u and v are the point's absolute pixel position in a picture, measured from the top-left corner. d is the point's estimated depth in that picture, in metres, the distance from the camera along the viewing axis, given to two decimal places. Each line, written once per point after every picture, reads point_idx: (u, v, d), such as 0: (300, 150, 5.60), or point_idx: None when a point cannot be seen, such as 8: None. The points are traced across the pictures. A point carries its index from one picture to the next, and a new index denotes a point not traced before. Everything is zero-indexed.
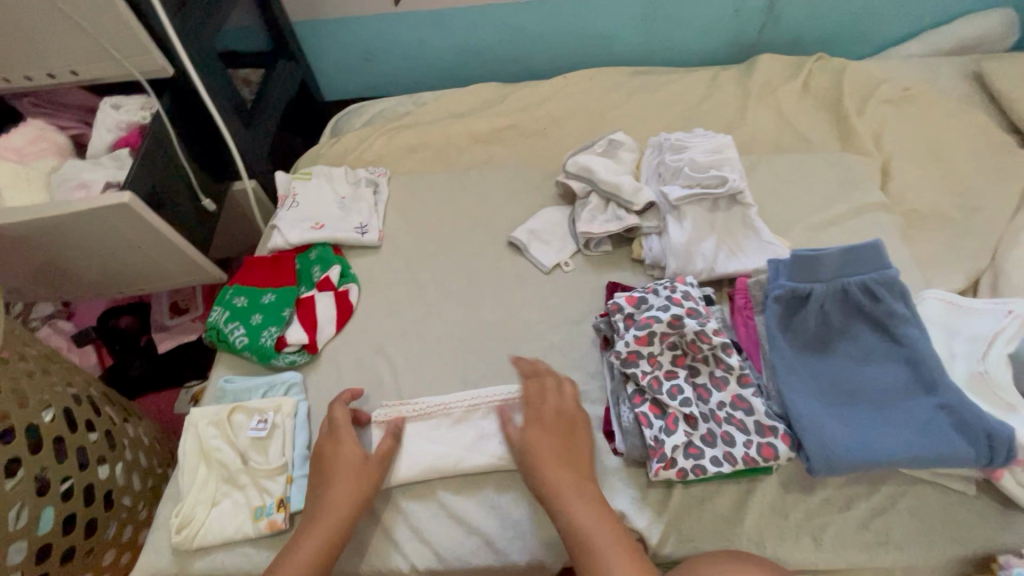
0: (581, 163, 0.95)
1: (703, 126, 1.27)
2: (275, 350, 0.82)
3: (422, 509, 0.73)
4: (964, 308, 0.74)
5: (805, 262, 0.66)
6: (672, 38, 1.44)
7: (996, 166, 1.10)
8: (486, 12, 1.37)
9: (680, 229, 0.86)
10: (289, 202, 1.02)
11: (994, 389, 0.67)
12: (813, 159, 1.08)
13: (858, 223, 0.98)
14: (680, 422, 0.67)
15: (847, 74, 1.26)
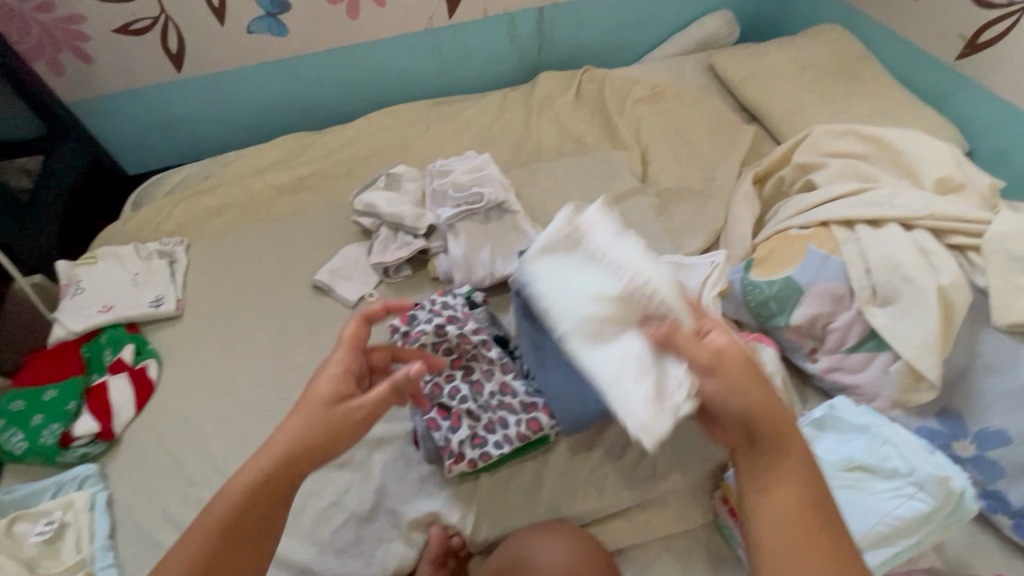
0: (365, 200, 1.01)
1: (497, 144, 1.40)
2: (61, 447, 0.78)
3: None
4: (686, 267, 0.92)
5: (534, 257, 0.78)
6: (462, 69, 1.57)
7: (727, 140, 1.34)
8: (276, 67, 1.41)
9: (458, 244, 0.95)
10: (72, 290, 0.98)
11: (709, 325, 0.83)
12: (582, 160, 1.24)
13: (621, 208, 1.14)
14: (463, 418, 0.74)
15: (607, 82, 1.46)
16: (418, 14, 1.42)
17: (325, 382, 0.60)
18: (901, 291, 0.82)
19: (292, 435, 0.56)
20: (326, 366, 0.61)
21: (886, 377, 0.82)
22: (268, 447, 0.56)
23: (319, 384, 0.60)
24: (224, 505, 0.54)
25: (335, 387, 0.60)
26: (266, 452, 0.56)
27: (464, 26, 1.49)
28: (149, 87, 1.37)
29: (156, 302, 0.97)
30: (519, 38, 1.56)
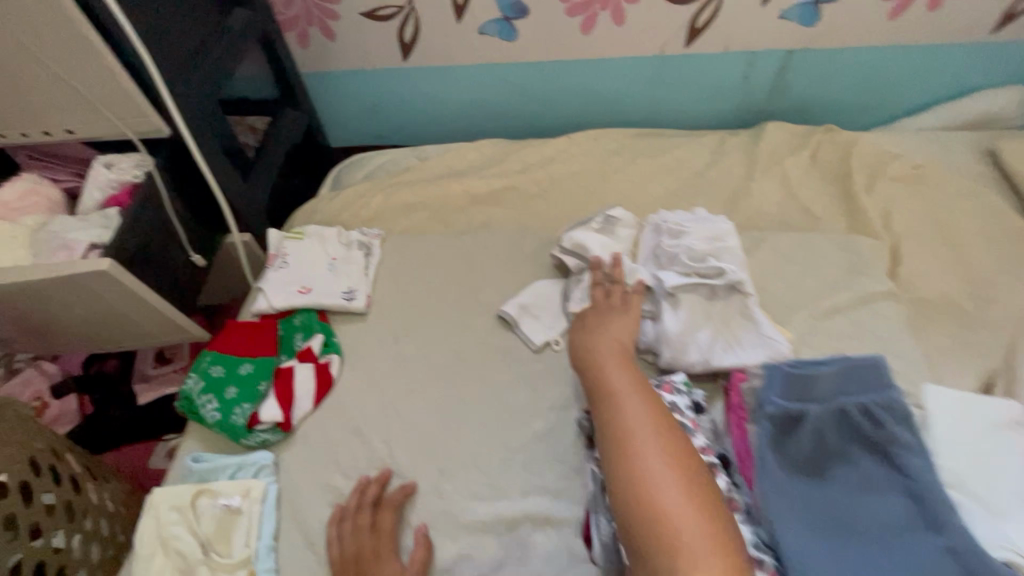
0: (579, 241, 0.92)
1: (708, 195, 1.24)
2: (247, 428, 0.79)
3: None
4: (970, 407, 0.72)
5: (799, 381, 0.64)
6: (679, 102, 1.43)
7: (1010, 253, 1.06)
8: (493, 70, 1.38)
9: (674, 318, 0.82)
10: (278, 262, 1.00)
11: None
12: (818, 239, 1.05)
13: (864, 312, 0.94)
14: None
15: (856, 149, 1.23)
16: (652, 38, 1.30)
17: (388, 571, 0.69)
18: None
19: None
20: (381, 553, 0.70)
21: None
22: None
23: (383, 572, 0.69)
24: None
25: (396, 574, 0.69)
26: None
27: (697, 57, 1.34)
28: (374, 71, 1.41)
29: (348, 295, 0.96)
30: (754, 79, 1.38)
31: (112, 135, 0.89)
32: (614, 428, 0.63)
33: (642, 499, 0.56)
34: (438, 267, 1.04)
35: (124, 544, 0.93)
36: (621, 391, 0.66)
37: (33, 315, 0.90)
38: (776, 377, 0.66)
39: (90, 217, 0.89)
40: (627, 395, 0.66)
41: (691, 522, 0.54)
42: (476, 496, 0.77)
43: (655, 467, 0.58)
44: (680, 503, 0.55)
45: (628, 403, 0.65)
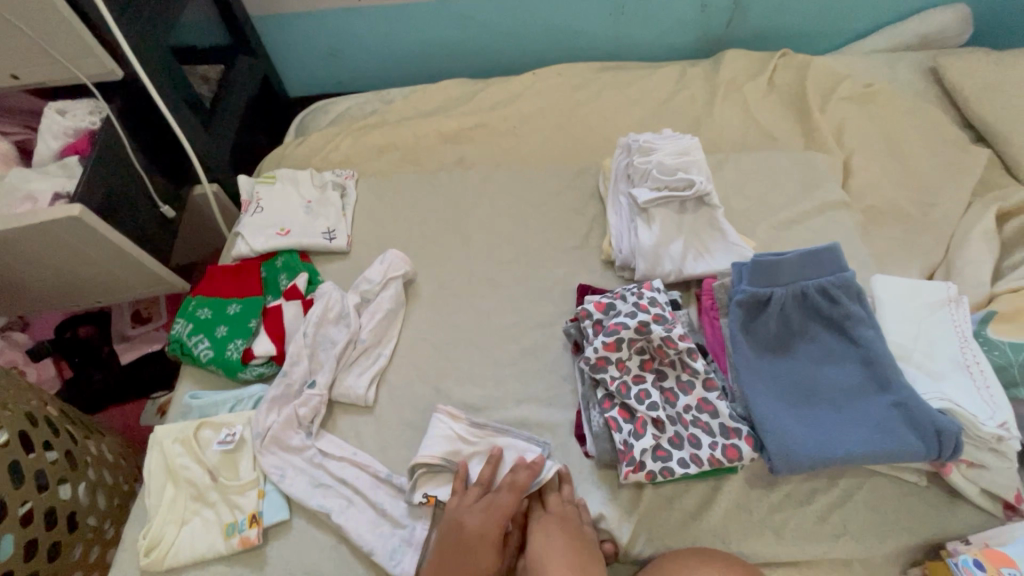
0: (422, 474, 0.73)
1: (671, 124, 1.27)
2: (241, 363, 0.80)
3: (345, 552, 0.70)
4: (915, 289, 0.78)
5: (767, 268, 0.69)
6: (640, 35, 1.43)
7: (950, 160, 1.14)
8: (452, 7, 1.34)
9: (648, 232, 0.87)
10: (253, 207, 0.99)
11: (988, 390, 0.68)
12: (777, 157, 1.10)
13: (820, 221, 1.01)
14: (648, 425, 0.68)
15: (811, 72, 1.27)
16: None
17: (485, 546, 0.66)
18: None
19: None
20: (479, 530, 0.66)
21: None
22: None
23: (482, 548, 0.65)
24: None
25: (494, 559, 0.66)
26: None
27: None
28: (326, 13, 1.35)
29: (336, 307, 0.85)
30: (712, 9, 1.38)
31: (59, 77, 0.85)
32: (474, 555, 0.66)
33: None
34: (382, 287, 0.88)
35: (127, 492, 0.96)
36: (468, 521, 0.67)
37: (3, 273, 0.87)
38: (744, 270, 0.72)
39: (49, 168, 0.87)
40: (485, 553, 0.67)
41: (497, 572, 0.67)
42: (471, 407, 0.81)
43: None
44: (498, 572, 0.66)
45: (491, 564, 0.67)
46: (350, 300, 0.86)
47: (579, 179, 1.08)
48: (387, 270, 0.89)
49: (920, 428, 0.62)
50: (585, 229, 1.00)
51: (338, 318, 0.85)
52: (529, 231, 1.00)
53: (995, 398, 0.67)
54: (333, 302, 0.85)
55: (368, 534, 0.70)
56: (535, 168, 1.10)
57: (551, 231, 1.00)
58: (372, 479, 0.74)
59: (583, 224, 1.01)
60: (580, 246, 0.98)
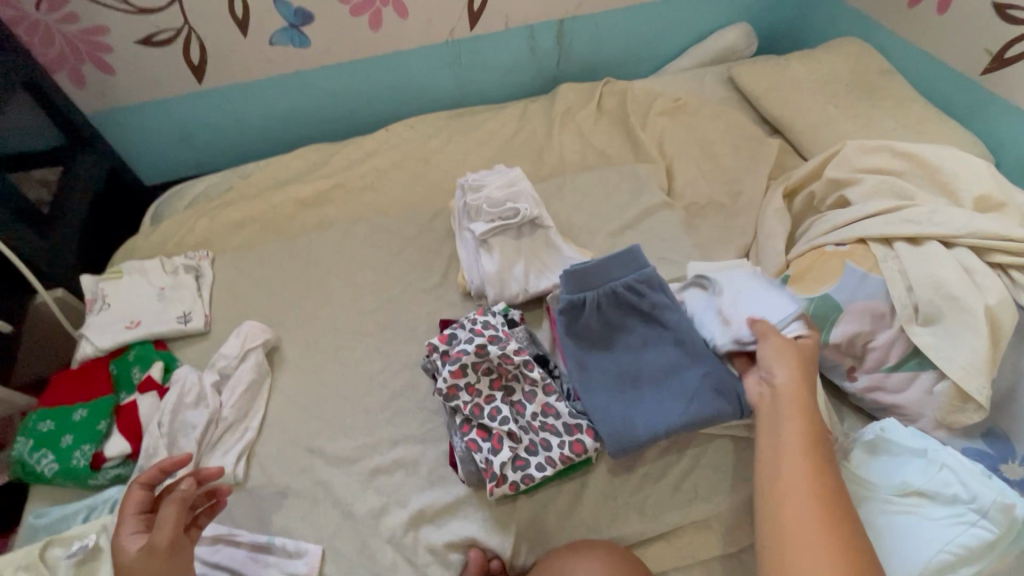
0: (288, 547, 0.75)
1: (518, 157, 1.38)
2: (92, 468, 0.77)
3: None
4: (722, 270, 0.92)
5: (579, 276, 0.78)
6: (481, 82, 1.56)
7: (752, 152, 1.33)
8: (295, 79, 1.40)
9: (491, 261, 0.94)
10: (98, 305, 0.96)
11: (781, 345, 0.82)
12: (607, 173, 1.23)
13: (648, 223, 1.13)
14: (504, 440, 0.73)
15: (629, 95, 1.44)
16: (437, 26, 1.40)
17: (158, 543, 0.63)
18: (945, 310, 0.82)
19: None
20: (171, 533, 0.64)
21: (930, 398, 0.82)
22: (801, 461, 0.59)
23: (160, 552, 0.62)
24: None
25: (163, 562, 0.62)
26: (808, 471, 0.58)
27: (484, 39, 1.46)
28: (167, 100, 1.36)
29: (193, 390, 0.84)
30: (538, 51, 1.53)
31: None
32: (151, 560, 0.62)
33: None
34: (241, 360, 0.89)
35: None
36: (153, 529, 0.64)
37: None
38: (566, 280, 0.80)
39: None
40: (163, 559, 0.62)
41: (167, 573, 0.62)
42: (346, 459, 0.83)
43: None
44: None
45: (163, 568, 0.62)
46: (207, 380, 0.86)
47: (433, 222, 1.14)
48: (244, 342, 0.90)
49: (724, 392, 0.72)
50: (443, 267, 1.06)
51: (195, 398, 0.84)
52: (391, 278, 1.05)
53: None
54: (190, 384, 0.85)
55: None
56: (391, 218, 1.15)
57: (412, 274, 1.05)
58: (251, 555, 0.75)
59: (440, 263, 1.07)
60: (439, 284, 1.03)
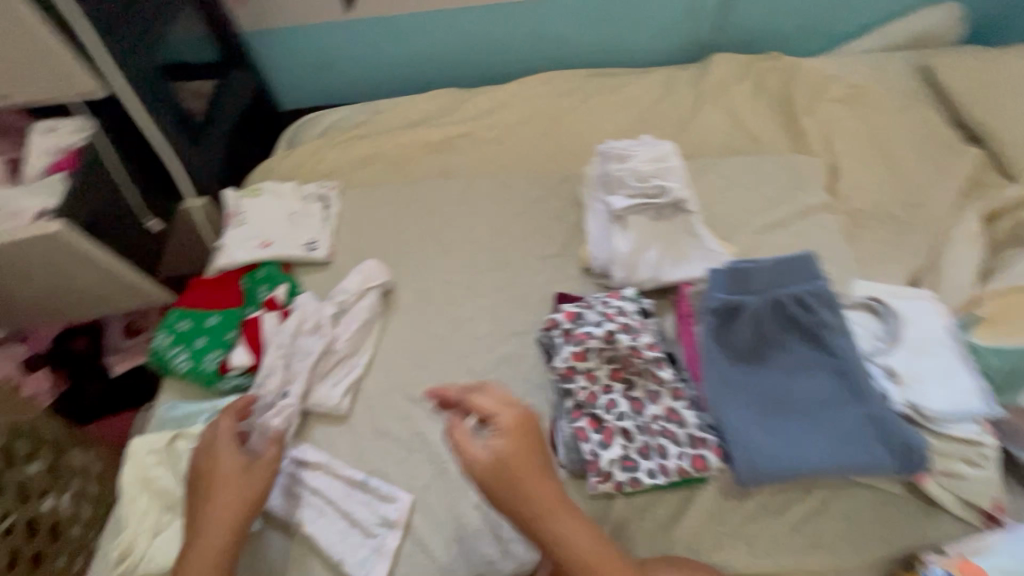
0: (383, 490, 0.75)
1: (657, 129, 1.26)
2: (218, 374, 0.82)
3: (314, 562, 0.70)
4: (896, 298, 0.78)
5: (740, 275, 0.69)
6: (627, 42, 1.43)
7: (941, 160, 1.12)
8: (438, 17, 1.36)
9: (625, 239, 0.86)
10: (237, 219, 1.01)
11: (960, 396, 0.70)
12: (760, 160, 1.09)
13: (803, 225, 0.99)
14: (617, 435, 0.68)
15: (797, 75, 1.26)
16: None
17: (228, 465, 0.68)
18: None
19: (227, 513, 0.65)
20: (224, 477, 0.67)
21: None
22: None
23: (222, 486, 0.67)
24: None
25: (239, 491, 0.67)
26: None
27: None
28: (315, 26, 1.37)
29: (311, 319, 0.85)
30: (697, 13, 1.37)
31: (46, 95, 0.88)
32: (209, 487, 0.67)
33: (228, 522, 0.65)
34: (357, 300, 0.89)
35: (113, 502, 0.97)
36: (216, 463, 0.68)
37: None
38: (720, 277, 0.71)
39: (35, 185, 0.88)
40: (233, 491, 0.67)
41: (231, 499, 0.66)
42: (445, 416, 0.81)
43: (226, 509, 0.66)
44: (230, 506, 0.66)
45: (230, 498, 0.66)
46: (326, 311, 0.86)
47: (560, 186, 1.07)
48: (363, 281, 0.90)
49: (889, 442, 0.62)
50: (564, 236, 1.00)
51: (315, 327, 0.85)
52: (509, 239, 1.00)
53: (966, 408, 0.69)
54: (312, 311, 0.86)
55: (338, 543, 0.72)
56: (516, 176, 1.10)
57: (531, 239, 1.00)
58: (347, 489, 0.76)
59: (562, 232, 1.01)
60: (558, 254, 0.98)
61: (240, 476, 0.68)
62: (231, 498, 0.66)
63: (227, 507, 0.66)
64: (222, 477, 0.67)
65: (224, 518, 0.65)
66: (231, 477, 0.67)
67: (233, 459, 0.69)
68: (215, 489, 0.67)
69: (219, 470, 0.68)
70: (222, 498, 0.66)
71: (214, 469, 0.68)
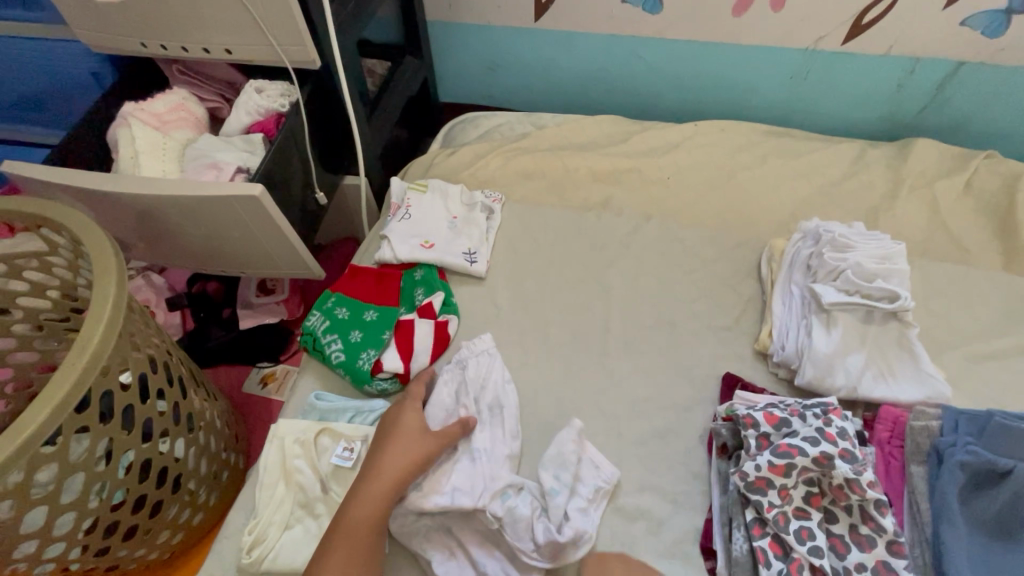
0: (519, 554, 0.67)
1: (842, 209, 1.15)
2: (370, 374, 0.80)
3: None
4: None
5: (1010, 437, 0.62)
6: (819, 104, 1.31)
7: None
8: (626, 42, 1.30)
9: (827, 338, 0.77)
10: (402, 212, 0.99)
11: None
12: (974, 274, 0.96)
13: (1021, 363, 0.86)
14: (805, 571, 0.60)
15: (1023, 183, 1.11)
16: (809, 29, 1.18)
17: (410, 420, 0.72)
18: None
19: (394, 469, 0.67)
20: (402, 434, 0.70)
21: None
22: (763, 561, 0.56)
23: (399, 441, 0.70)
24: (358, 518, 0.64)
25: (411, 451, 0.69)
26: None
27: (855, 58, 1.21)
28: (498, 28, 1.34)
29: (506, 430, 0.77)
30: (909, 91, 1.24)
31: (266, 58, 0.89)
32: (384, 437, 0.71)
33: (393, 478, 0.67)
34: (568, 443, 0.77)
35: (225, 461, 0.96)
36: (398, 419, 0.72)
37: (171, 229, 0.90)
38: (983, 430, 0.64)
39: (234, 139, 0.91)
40: (404, 450, 0.69)
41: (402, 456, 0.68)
42: None
43: (394, 462, 0.67)
44: (398, 462, 0.68)
45: (401, 456, 0.68)
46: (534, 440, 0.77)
47: (737, 250, 0.98)
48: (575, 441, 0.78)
49: None
50: (738, 309, 0.91)
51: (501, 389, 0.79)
52: (675, 298, 0.93)
53: None
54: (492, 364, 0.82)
55: None
56: (689, 229, 1.02)
57: (700, 303, 0.92)
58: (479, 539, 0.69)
59: (735, 303, 0.92)
60: (730, 327, 0.89)
61: (415, 438, 0.70)
62: (401, 453, 0.68)
63: (396, 465, 0.67)
64: (401, 433, 0.71)
65: (392, 473, 0.67)
66: (411, 433, 0.70)
67: (411, 418, 0.72)
68: (391, 442, 0.69)
69: (399, 425, 0.71)
70: (393, 450, 0.69)
71: (395, 424, 0.72)
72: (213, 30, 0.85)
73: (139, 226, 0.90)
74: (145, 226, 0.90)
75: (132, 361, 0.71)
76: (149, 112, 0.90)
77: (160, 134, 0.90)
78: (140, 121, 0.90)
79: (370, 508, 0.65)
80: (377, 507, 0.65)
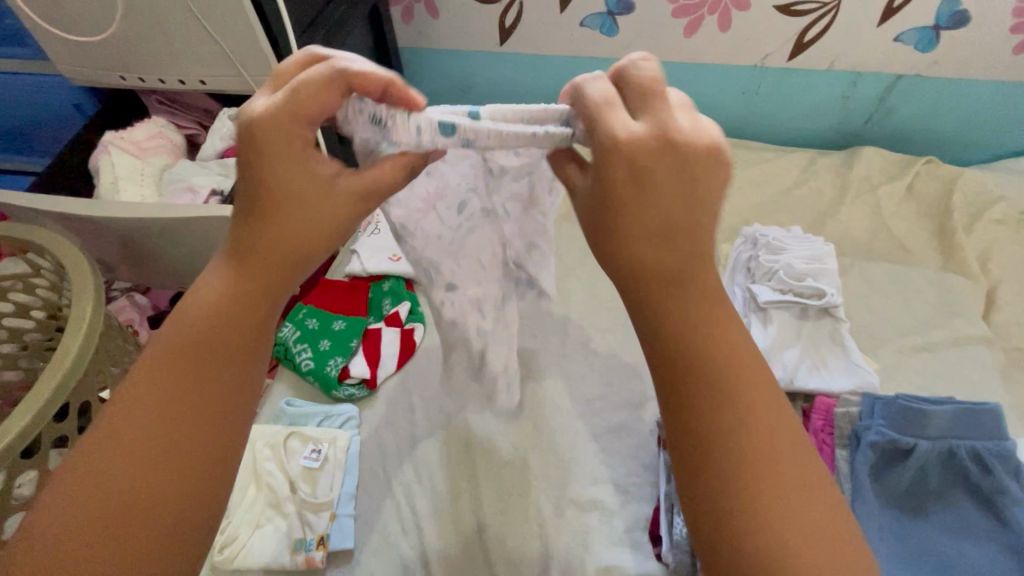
0: None
1: (793, 216, 1.21)
2: (338, 380, 0.85)
3: None
4: None
5: (913, 416, 0.68)
6: (771, 116, 1.39)
7: None
8: (587, 63, 1.37)
9: (764, 334, 0.82)
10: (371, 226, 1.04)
11: None
12: (910, 273, 1.02)
13: (953, 354, 0.92)
14: None
15: (959, 186, 1.18)
16: (756, 47, 1.26)
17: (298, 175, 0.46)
18: None
19: (276, 236, 0.46)
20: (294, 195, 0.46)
21: None
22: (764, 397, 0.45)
23: (289, 199, 0.46)
24: (205, 305, 0.46)
25: (310, 214, 0.46)
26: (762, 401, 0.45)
27: (800, 72, 1.29)
28: (466, 51, 1.41)
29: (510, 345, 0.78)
30: (854, 102, 1.31)
31: (237, 87, 0.94)
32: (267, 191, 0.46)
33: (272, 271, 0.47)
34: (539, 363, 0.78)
35: None
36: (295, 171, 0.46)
37: (150, 251, 0.95)
38: (888, 409, 0.70)
39: (209, 164, 0.96)
40: (298, 219, 0.46)
41: (287, 239, 0.46)
42: (546, 473, 0.79)
43: (289, 241, 0.46)
44: (283, 238, 0.46)
45: (290, 228, 0.46)
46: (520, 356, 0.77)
47: None
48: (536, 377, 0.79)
49: None
50: None
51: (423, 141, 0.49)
52: None
53: None
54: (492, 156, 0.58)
55: None
56: None
57: None
58: None
59: None
60: None
61: (323, 204, 0.47)
62: (287, 226, 0.46)
63: (273, 241, 0.46)
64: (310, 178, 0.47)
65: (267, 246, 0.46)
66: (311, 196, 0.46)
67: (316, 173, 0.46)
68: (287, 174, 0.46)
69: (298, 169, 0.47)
70: (282, 222, 0.46)
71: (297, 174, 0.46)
72: (188, 62, 0.91)
73: (119, 248, 0.95)
74: (125, 248, 0.95)
75: (109, 373, 0.75)
76: (129, 140, 0.96)
77: (139, 160, 0.96)
78: (120, 149, 0.96)
79: (220, 300, 0.46)
80: (222, 298, 0.46)
